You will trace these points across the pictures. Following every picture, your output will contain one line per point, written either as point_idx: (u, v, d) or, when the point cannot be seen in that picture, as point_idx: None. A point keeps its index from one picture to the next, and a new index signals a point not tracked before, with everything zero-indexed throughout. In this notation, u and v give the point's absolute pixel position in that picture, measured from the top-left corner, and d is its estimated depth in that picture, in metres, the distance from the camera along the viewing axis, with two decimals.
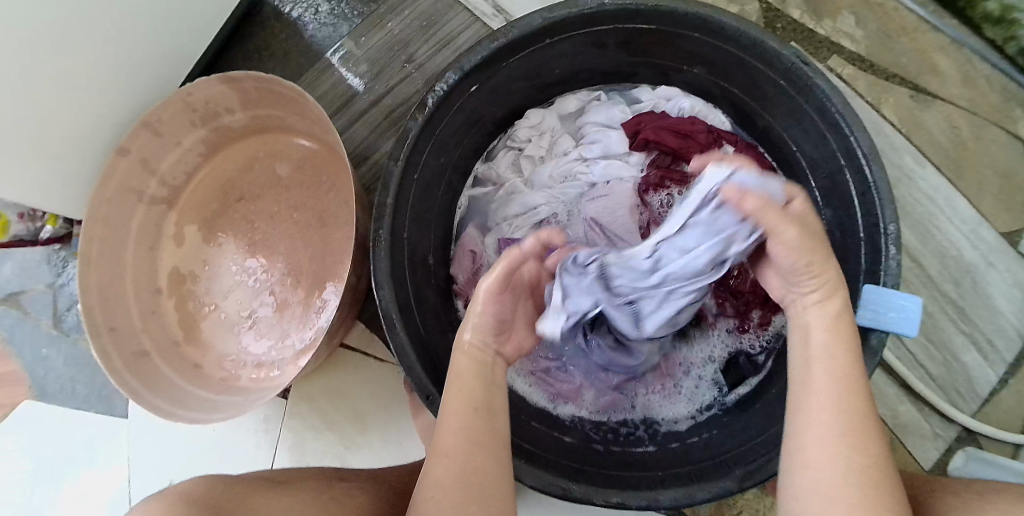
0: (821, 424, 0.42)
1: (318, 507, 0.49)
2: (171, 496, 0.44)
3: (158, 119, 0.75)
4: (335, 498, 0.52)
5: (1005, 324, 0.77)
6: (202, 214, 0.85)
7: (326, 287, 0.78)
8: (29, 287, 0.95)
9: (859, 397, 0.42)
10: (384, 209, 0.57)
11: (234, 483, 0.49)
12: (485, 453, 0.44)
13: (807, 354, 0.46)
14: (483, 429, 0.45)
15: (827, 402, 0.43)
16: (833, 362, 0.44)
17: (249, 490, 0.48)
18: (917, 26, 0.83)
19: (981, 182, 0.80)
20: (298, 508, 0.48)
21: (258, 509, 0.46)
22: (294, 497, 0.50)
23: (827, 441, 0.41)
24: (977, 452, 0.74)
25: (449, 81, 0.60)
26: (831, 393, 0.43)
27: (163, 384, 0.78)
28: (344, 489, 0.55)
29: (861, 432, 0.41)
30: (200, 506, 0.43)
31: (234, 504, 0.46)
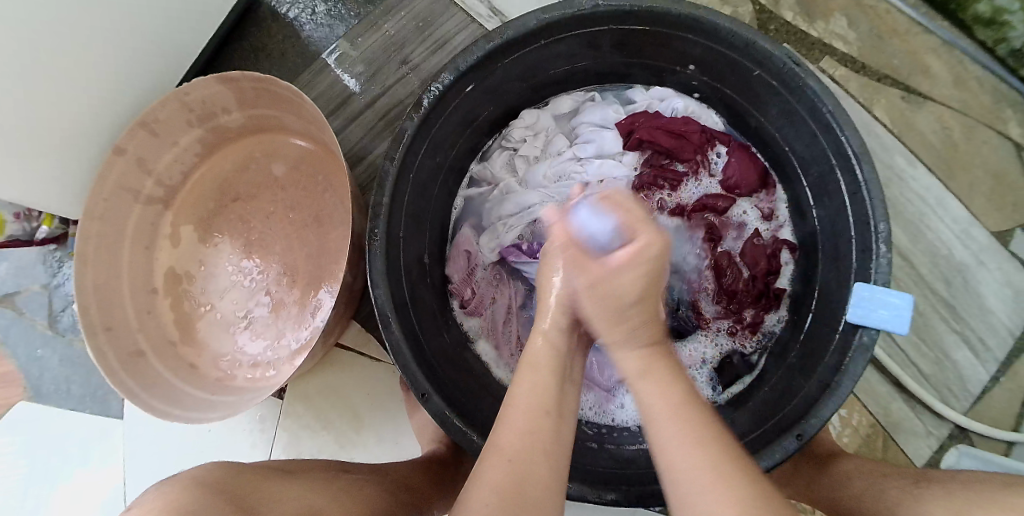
0: (687, 462, 0.39)
1: (329, 497, 0.50)
2: (185, 479, 0.43)
3: (155, 118, 0.76)
4: (343, 490, 0.52)
5: (996, 322, 0.78)
6: (198, 214, 0.86)
7: (321, 287, 0.79)
8: (25, 288, 0.95)
9: (705, 445, 0.39)
10: (380, 209, 0.57)
11: (243, 471, 0.49)
12: (546, 464, 0.43)
13: (648, 415, 0.43)
14: (547, 438, 0.44)
15: (685, 461, 0.39)
16: (673, 417, 0.41)
17: (259, 479, 0.48)
18: (908, 28, 0.84)
19: (972, 182, 0.81)
20: (307, 498, 0.48)
21: (270, 498, 0.46)
22: (302, 487, 0.50)
23: (702, 506, 0.37)
24: (969, 449, 0.75)
25: (444, 82, 0.60)
26: (687, 448, 0.39)
27: (159, 384, 0.78)
28: (349, 481, 0.55)
29: (724, 477, 0.38)
30: (213, 492, 0.42)
31: (246, 491, 0.45)
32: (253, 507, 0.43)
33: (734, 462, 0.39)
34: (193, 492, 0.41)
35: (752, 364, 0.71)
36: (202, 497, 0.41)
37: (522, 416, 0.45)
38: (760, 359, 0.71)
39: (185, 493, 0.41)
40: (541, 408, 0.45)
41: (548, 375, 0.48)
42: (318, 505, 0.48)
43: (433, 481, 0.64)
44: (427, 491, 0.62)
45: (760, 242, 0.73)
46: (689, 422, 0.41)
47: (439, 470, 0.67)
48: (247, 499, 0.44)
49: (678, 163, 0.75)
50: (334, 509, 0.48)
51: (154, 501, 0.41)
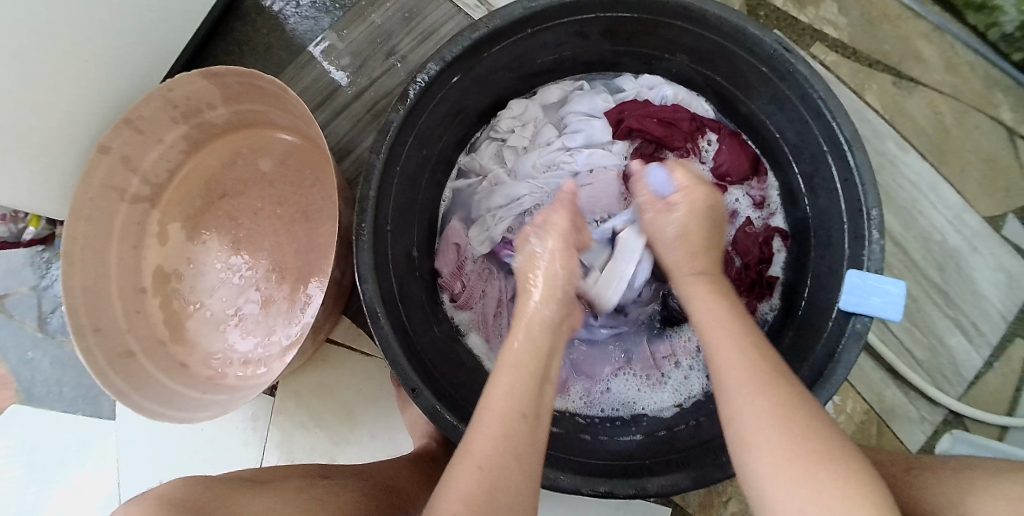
0: (726, 361, 0.46)
1: (301, 507, 0.47)
2: (147, 500, 0.41)
3: (139, 116, 0.75)
4: (318, 497, 0.51)
5: (990, 307, 0.78)
6: (186, 211, 0.85)
7: (311, 282, 0.78)
8: (13, 290, 0.94)
9: (746, 357, 0.46)
10: (366, 202, 0.57)
11: (212, 484, 0.47)
12: (516, 470, 0.44)
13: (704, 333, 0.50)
14: (522, 443, 0.45)
15: (731, 369, 0.46)
16: (722, 332, 0.48)
17: (228, 491, 0.46)
18: (899, 13, 0.83)
19: (964, 168, 0.80)
20: (280, 508, 0.46)
21: (238, 511, 0.44)
22: (274, 497, 0.48)
23: (745, 408, 0.43)
24: (963, 434, 0.75)
25: (429, 73, 0.59)
26: (731, 359, 0.46)
27: (149, 384, 0.77)
28: (326, 488, 0.53)
29: (762, 371, 0.44)
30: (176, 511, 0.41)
31: (212, 506, 0.43)
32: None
33: (775, 372, 0.45)
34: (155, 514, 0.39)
35: None
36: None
37: (494, 418, 0.46)
38: None
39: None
40: (517, 411, 0.46)
41: (528, 379, 0.49)
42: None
43: (420, 479, 0.63)
44: (413, 491, 0.61)
45: (751, 230, 0.73)
46: (733, 337, 0.48)
47: (429, 467, 0.66)
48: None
49: (667, 151, 0.74)
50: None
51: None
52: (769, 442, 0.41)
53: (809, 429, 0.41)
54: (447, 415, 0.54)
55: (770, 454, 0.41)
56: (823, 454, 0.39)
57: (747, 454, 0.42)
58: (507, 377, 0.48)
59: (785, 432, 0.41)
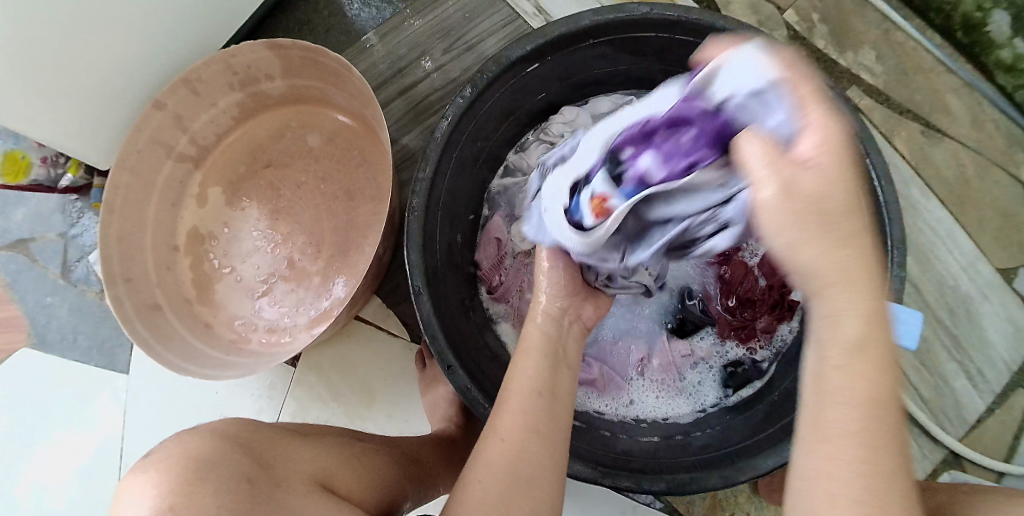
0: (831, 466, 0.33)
1: (341, 463, 0.50)
2: (207, 430, 0.43)
3: (198, 77, 0.77)
4: (356, 456, 0.53)
5: (995, 355, 0.81)
6: (228, 176, 0.87)
7: (333, 279, 0.80)
8: (41, 235, 0.95)
9: (869, 417, 0.32)
10: (421, 183, 0.59)
11: (262, 425, 0.49)
12: (541, 444, 0.47)
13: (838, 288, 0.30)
14: (543, 417, 0.49)
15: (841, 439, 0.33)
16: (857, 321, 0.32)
17: (279, 434, 0.48)
18: (934, 67, 0.86)
19: (981, 219, 0.84)
20: (322, 460, 0.49)
21: (288, 456, 0.46)
22: (318, 447, 0.50)
23: (828, 447, 0.33)
24: (960, 475, 0.77)
25: (493, 69, 0.63)
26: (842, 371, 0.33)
27: (175, 339, 0.78)
28: (361, 448, 0.55)
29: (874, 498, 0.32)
30: (235, 446, 0.43)
31: (265, 446, 0.45)
32: (272, 465, 0.44)
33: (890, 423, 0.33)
34: (215, 446, 0.41)
35: (763, 371, 0.71)
36: (223, 451, 0.41)
37: (518, 398, 0.49)
38: (771, 366, 0.71)
39: (205, 444, 0.41)
40: (536, 389, 0.50)
41: (541, 357, 0.52)
42: (332, 470, 0.48)
43: (441, 456, 0.65)
44: (435, 466, 0.63)
45: None
46: (870, 384, 0.32)
47: (448, 446, 0.67)
48: (266, 455, 0.44)
49: None
50: (346, 476, 0.49)
51: (173, 447, 0.41)
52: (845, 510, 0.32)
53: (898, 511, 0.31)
54: (479, 395, 0.56)
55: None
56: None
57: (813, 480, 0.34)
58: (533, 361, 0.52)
59: None
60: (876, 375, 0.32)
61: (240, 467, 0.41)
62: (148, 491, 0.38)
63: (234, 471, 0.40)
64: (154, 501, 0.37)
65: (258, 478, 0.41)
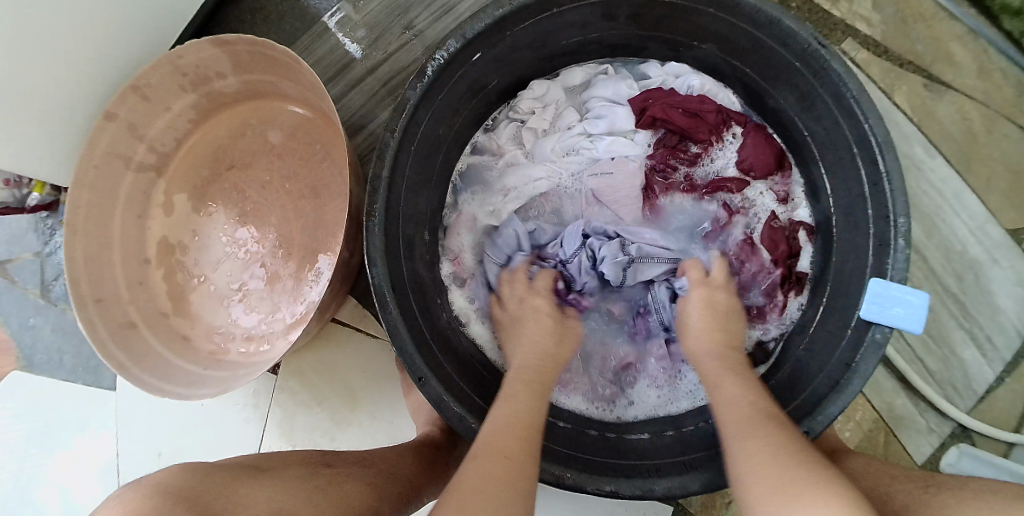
0: (730, 416, 0.50)
1: (303, 497, 0.48)
2: (147, 485, 0.41)
3: (147, 83, 0.73)
4: (321, 487, 0.51)
5: (1005, 321, 0.77)
6: (193, 182, 0.83)
7: (319, 258, 0.77)
8: (17, 255, 0.92)
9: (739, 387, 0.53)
10: (379, 180, 0.55)
11: (209, 471, 0.47)
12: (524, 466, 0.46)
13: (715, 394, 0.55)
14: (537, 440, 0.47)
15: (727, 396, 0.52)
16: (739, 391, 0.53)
17: (230, 478, 0.46)
18: (935, 13, 0.80)
19: (989, 177, 0.78)
20: (279, 499, 0.46)
21: (238, 501, 0.44)
22: (273, 485, 0.48)
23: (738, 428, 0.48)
24: (971, 449, 0.74)
25: (449, 50, 0.57)
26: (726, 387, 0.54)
27: (150, 356, 0.76)
28: (329, 477, 0.53)
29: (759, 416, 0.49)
30: (175, 498, 0.40)
31: (213, 495, 0.43)
32: (219, 515, 0.41)
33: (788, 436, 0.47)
34: (154, 502, 0.39)
35: (769, 352, 0.69)
36: (163, 505, 0.39)
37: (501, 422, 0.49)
38: (777, 346, 0.69)
39: (142, 501, 0.39)
40: (536, 424, 0.49)
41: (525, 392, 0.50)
42: (292, 506, 0.46)
43: (424, 468, 0.62)
44: (416, 480, 0.60)
45: (777, 225, 0.71)
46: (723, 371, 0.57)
47: (430, 455, 0.65)
48: (214, 502, 0.42)
49: (691, 143, 0.72)
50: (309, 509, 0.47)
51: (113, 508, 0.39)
52: (760, 443, 0.45)
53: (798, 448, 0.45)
54: (453, 405, 0.53)
55: (757, 456, 0.44)
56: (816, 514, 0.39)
57: (742, 474, 0.44)
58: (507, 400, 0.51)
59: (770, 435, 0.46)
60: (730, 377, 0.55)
61: None
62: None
63: None
64: None
65: None
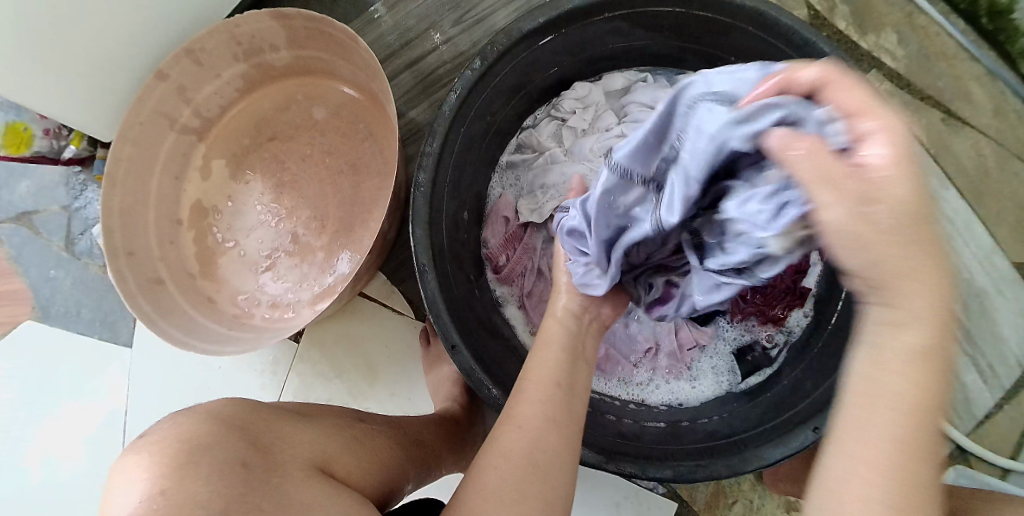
0: (872, 447, 0.32)
1: (342, 444, 0.50)
2: (203, 410, 0.44)
3: (202, 47, 0.75)
4: (356, 437, 0.53)
5: (1007, 350, 0.79)
6: (232, 148, 0.85)
7: (338, 253, 0.79)
8: (44, 208, 0.93)
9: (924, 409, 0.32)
10: (427, 157, 0.58)
11: (260, 407, 0.49)
12: (555, 433, 0.48)
13: (867, 388, 0.33)
14: (559, 408, 0.49)
15: (888, 426, 0.32)
16: (906, 424, 0.32)
17: (277, 416, 0.48)
18: (956, 53, 0.84)
19: (1000, 212, 0.82)
20: (322, 443, 0.48)
21: (285, 437, 0.46)
22: (316, 428, 0.50)
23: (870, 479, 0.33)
24: (966, 470, 0.77)
25: (502, 42, 0.60)
26: (899, 403, 0.32)
27: (177, 314, 0.78)
28: (363, 430, 0.55)
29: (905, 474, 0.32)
30: (230, 429, 0.43)
31: (263, 429, 0.45)
32: (268, 449, 0.44)
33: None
34: (209, 427, 0.42)
35: (772, 358, 0.71)
36: (217, 432, 0.42)
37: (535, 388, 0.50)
38: (779, 353, 0.71)
39: (199, 428, 0.42)
40: (552, 380, 0.50)
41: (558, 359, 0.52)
42: (332, 452, 0.48)
43: (445, 438, 0.65)
44: (436, 447, 0.63)
45: None
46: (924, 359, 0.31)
47: (451, 427, 0.67)
48: (263, 437, 0.45)
49: None
50: (347, 458, 0.49)
51: (168, 429, 0.42)
52: None
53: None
54: (483, 376, 0.56)
55: None
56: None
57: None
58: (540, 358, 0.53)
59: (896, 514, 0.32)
60: (926, 385, 0.31)
61: (234, 450, 0.41)
62: (139, 473, 0.40)
63: (228, 457, 0.41)
64: (149, 482, 0.39)
65: (253, 461, 0.42)
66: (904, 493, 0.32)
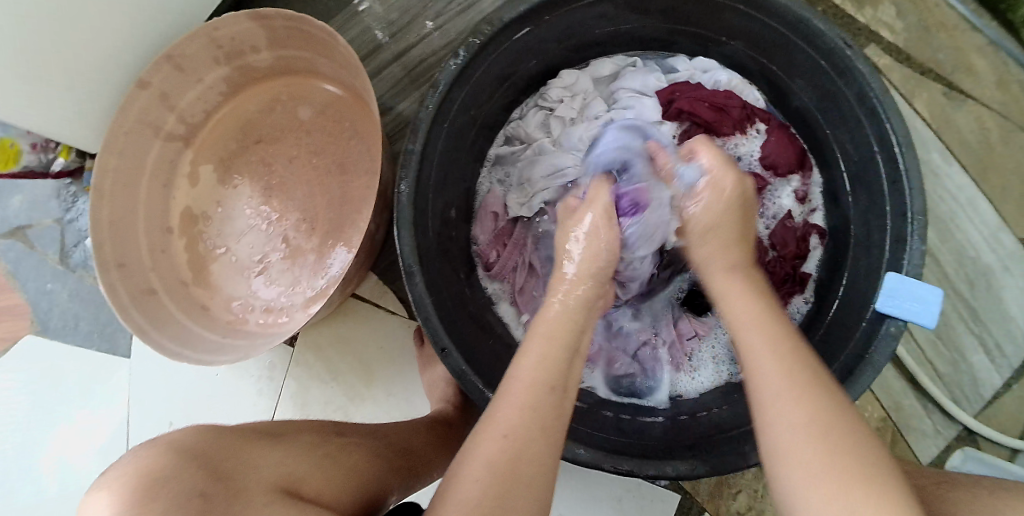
0: (759, 367, 0.45)
1: (312, 464, 0.50)
2: (163, 443, 0.44)
3: (182, 53, 0.74)
4: (329, 456, 0.53)
5: (1014, 328, 0.78)
6: (219, 153, 0.84)
7: (337, 247, 0.78)
8: (37, 221, 0.93)
9: (775, 336, 0.47)
10: (411, 156, 0.56)
11: (224, 433, 0.49)
12: (540, 442, 0.44)
13: (738, 334, 0.49)
14: (548, 411, 0.46)
15: (756, 347, 0.46)
16: (768, 347, 0.46)
17: (241, 442, 0.48)
18: (957, 24, 0.81)
19: (1005, 187, 0.79)
20: (290, 464, 0.48)
21: (250, 463, 0.46)
22: (284, 450, 0.50)
23: (772, 394, 0.43)
24: (973, 452, 0.75)
25: (485, 32, 0.59)
26: (753, 331, 0.47)
27: (171, 324, 0.77)
28: (337, 446, 0.55)
29: (796, 380, 0.43)
30: (190, 459, 0.43)
31: (225, 457, 0.45)
32: (233, 476, 0.43)
33: (814, 373, 0.44)
34: (168, 460, 0.42)
35: None
36: (177, 465, 0.42)
37: (524, 388, 0.46)
38: None
39: (158, 460, 0.41)
40: (546, 382, 0.47)
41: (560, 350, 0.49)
42: (302, 473, 0.48)
43: (430, 445, 0.65)
44: (421, 455, 0.63)
45: (791, 225, 0.72)
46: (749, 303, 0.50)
47: (440, 432, 0.67)
48: (226, 465, 0.44)
49: (715, 137, 0.73)
50: (318, 477, 0.49)
51: (128, 466, 0.42)
52: (796, 426, 0.41)
53: (832, 422, 0.41)
54: (475, 379, 0.55)
55: (794, 434, 0.41)
56: (881, 486, 0.38)
57: (773, 448, 0.42)
58: (537, 349, 0.49)
59: (805, 409, 0.41)
60: (763, 312, 0.49)
61: (195, 480, 0.41)
62: (103, 508, 0.39)
63: (188, 487, 0.40)
64: None
65: (215, 491, 0.41)
66: (801, 386, 0.43)
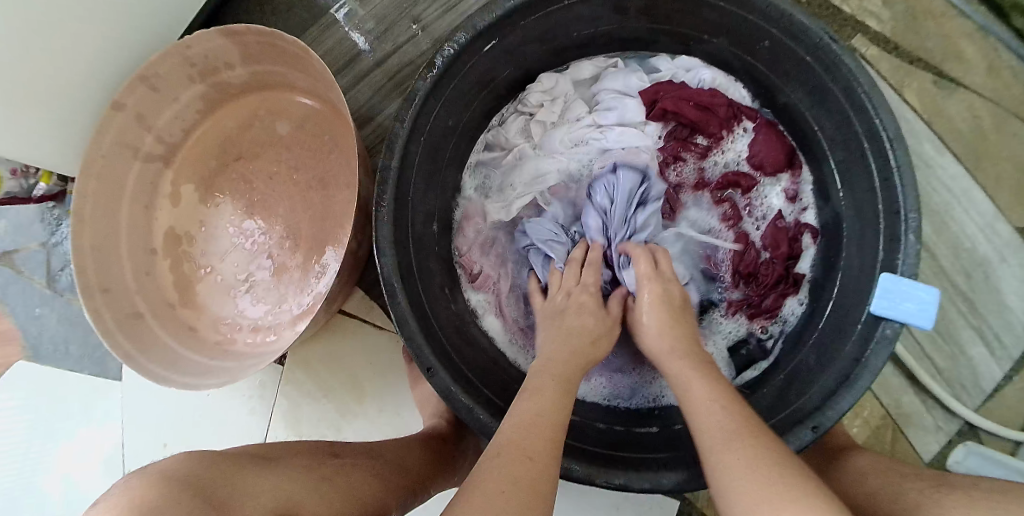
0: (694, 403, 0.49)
1: (308, 488, 0.49)
2: (154, 473, 0.42)
3: (156, 73, 0.73)
4: (327, 478, 0.52)
5: (1013, 319, 0.76)
6: (200, 171, 0.83)
7: (326, 251, 0.77)
8: (23, 245, 0.92)
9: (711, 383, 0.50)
10: (388, 172, 0.55)
11: (216, 459, 0.47)
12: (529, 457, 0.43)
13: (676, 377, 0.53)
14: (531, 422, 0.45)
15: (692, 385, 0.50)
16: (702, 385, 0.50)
17: (234, 467, 0.47)
18: (945, 10, 0.80)
19: (999, 175, 0.78)
20: (285, 489, 0.48)
21: (244, 490, 0.45)
22: (279, 475, 0.49)
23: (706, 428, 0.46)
24: (976, 447, 0.74)
25: (459, 40, 0.57)
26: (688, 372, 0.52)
27: (159, 348, 0.76)
28: (335, 467, 0.54)
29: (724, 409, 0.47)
30: (181, 487, 0.41)
31: (217, 483, 0.44)
32: (225, 505, 0.42)
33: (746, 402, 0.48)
34: (158, 489, 0.40)
35: (767, 350, 0.69)
36: (170, 493, 0.40)
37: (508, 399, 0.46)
38: (776, 345, 0.69)
39: (149, 490, 0.40)
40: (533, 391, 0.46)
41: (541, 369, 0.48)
42: (298, 498, 0.48)
43: (431, 461, 0.64)
44: (422, 472, 0.62)
45: (782, 225, 0.71)
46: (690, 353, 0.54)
47: (438, 447, 0.67)
48: (219, 493, 0.43)
49: (701, 136, 0.72)
50: (315, 501, 0.48)
51: (118, 497, 0.40)
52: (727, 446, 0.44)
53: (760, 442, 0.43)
54: (462, 397, 0.53)
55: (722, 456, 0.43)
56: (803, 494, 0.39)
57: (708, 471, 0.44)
58: None
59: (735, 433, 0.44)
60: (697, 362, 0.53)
61: (188, 508, 0.39)
62: None
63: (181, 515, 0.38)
64: None
65: None
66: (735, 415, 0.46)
